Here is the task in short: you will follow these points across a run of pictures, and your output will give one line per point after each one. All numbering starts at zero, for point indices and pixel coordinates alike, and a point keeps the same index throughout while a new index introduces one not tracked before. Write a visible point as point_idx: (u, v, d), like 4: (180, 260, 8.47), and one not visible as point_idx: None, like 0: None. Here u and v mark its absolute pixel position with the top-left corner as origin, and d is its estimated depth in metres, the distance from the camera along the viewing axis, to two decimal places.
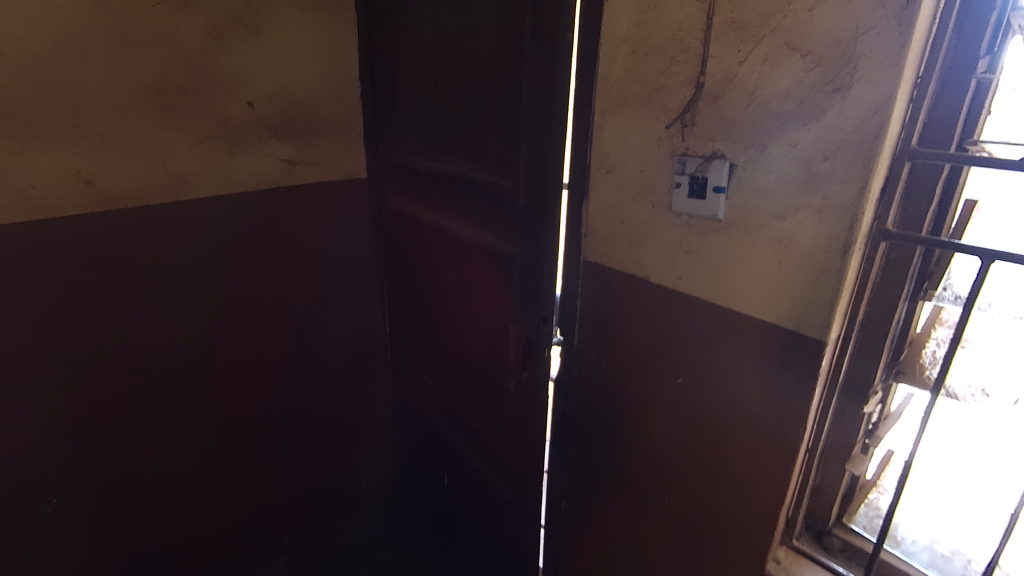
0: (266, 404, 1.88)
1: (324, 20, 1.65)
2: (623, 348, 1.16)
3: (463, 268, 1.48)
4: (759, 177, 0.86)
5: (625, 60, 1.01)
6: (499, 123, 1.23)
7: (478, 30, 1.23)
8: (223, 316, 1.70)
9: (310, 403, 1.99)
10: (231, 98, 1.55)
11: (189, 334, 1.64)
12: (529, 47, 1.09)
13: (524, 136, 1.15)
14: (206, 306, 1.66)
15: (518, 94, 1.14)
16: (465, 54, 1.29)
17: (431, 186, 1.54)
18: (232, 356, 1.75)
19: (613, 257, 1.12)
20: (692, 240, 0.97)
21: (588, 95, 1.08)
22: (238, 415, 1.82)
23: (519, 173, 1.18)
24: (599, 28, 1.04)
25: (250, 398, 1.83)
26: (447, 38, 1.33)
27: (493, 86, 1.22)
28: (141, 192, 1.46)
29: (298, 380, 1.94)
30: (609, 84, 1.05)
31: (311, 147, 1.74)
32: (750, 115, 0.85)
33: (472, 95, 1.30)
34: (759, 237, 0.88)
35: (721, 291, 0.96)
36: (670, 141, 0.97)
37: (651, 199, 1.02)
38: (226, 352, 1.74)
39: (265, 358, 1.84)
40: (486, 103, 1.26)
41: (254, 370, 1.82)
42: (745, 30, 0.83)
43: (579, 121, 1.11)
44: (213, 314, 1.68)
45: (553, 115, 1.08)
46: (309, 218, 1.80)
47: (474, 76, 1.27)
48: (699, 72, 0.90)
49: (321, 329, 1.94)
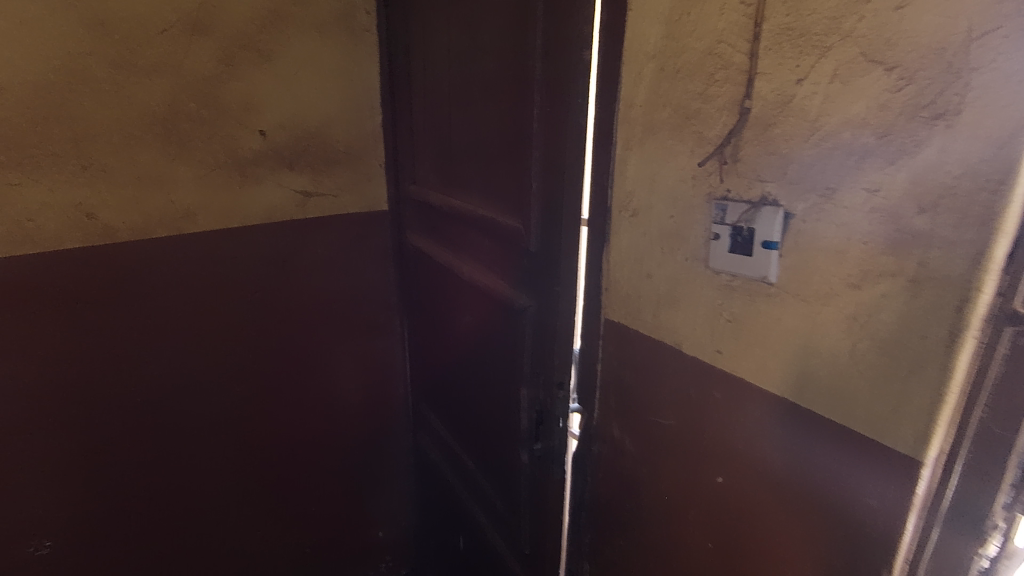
0: (274, 448, 1.76)
1: (342, 45, 1.56)
2: (651, 428, 0.94)
3: (475, 316, 1.31)
4: (825, 232, 0.64)
5: (652, 80, 0.81)
6: (509, 154, 1.06)
7: (487, 50, 1.08)
8: (228, 355, 1.60)
9: (323, 448, 1.86)
10: (241, 128, 1.47)
11: (193, 374, 1.55)
12: (539, 67, 0.93)
13: (536, 170, 0.98)
14: (211, 345, 1.57)
15: (529, 122, 0.97)
16: (475, 77, 1.13)
17: (445, 221, 1.38)
18: (238, 397, 1.65)
19: (638, 319, 0.92)
20: (734, 307, 0.76)
21: (608, 123, 0.89)
22: (244, 460, 1.71)
23: (531, 212, 1.01)
24: (621, 42, 0.85)
25: (257, 442, 1.72)
26: (458, 60, 1.19)
27: (502, 112, 1.06)
28: (143, 225, 1.39)
29: (310, 422, 1.81)
30: (633, 110, 0.85)
31: (327, 178, 1.64)
32: (813, 150, 0.64)
33: (481, 123, 1.14)
34: (825, 310, 0.66)
35: (772, 375, 0.73)
36: (707, 180, 0.76)
37: (684, 251, 0.81)
38: (233, 392, 1.64)
39: (274, 400, 1.72)
40: (495, 132, 1.09)
41: (262, 412, 1.71)
42: (805, 39, 0.63)
43: (599, 153, 0.92)
44: (218, 352, 1.59)
45: (567, 145, 0.90)
46: (323, 251, 1.69)
47: (484, 101, 1.11)
48: (743, 93, 0.69)
49: (335, 369, 1.81)
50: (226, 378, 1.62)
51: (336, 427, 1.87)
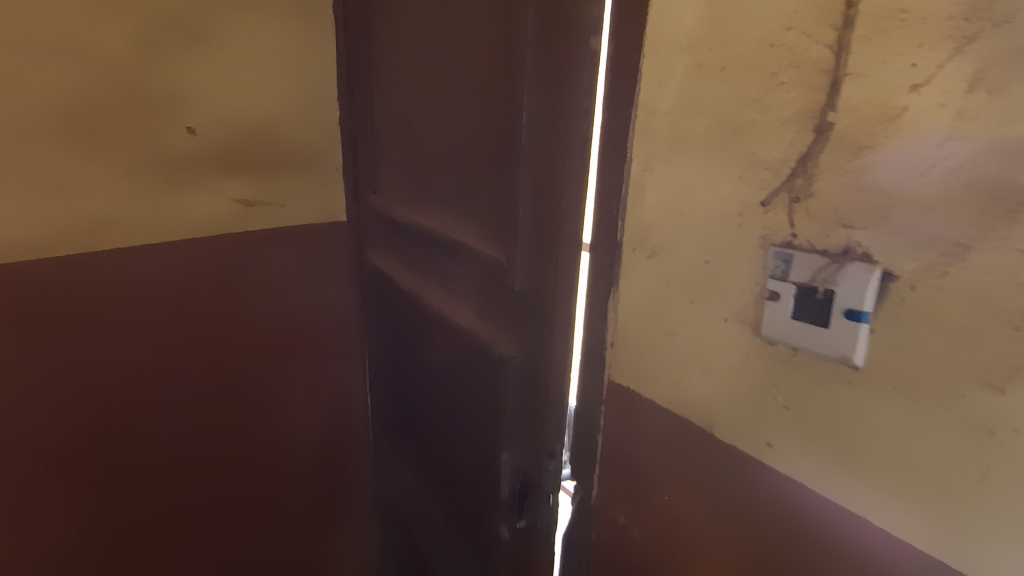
0: (217, 509, 1.44)
1: (293, 26, 1.30)
2: (667, 523, 0.74)
3: (445, 358, 1.08)
4: (949, 306, 0.45)
5: (685, 79, 0.60)
6: (488, 167, 0.84)
7: (463, 33, 0.85)
8: (169, 394, 1.30)
9: (276, 503, 1.55)
10: (163, 122, 1.18)
11: (125, 419, 1.25)
12: (533, 58, 0.71)
13: (524, 191, 0.76)
14: (149, 382, 1.26)
15: (518, 129, 0.75)
16: (448, 67, 0.90)
17: (410, 242, 1.15)
18: (183, 445, 1.35)
19: (656, 387, 0.71)
20: (794, 388, 0.56)
21: (621, 133, 0.68)
22: (193, 517, 1.41)
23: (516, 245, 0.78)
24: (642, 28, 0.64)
25: (195, 504, 1.40)
26: (428, 46, 0.95)
27: (481, 114, 0.83)
28: (33, 244, 1.08)
29: (262, 475, 1.50)
30: (655, 120, 0.64)
31: (272, 185, 1.35)
32: (933, 188, 0.44)
33: (455, 126, 0.91)
34: (941, 413, 0.47)
35: (849, 487, 0.54)
36: (760, 219, 0.56)
37: (723, 308, 0.61)
38: (162, 446, 1.31)
39: (229, 444, 1.42)
40: (470, 139, 0.87)
41: (215, 459, 1.40)
42: (928, 26, 0.42)
43: (606, 173, 0.71)
44: (156, 391, 1.28)
45: (567, 158, 0.71)
46: (272, 268, 1.39)
47: (458, 97, 0.88)
48: (824, 101, 0.49)
49: (300, 403, 1.52)
50: (166, 423, 1.31)
51: (292, 476, 1.56)
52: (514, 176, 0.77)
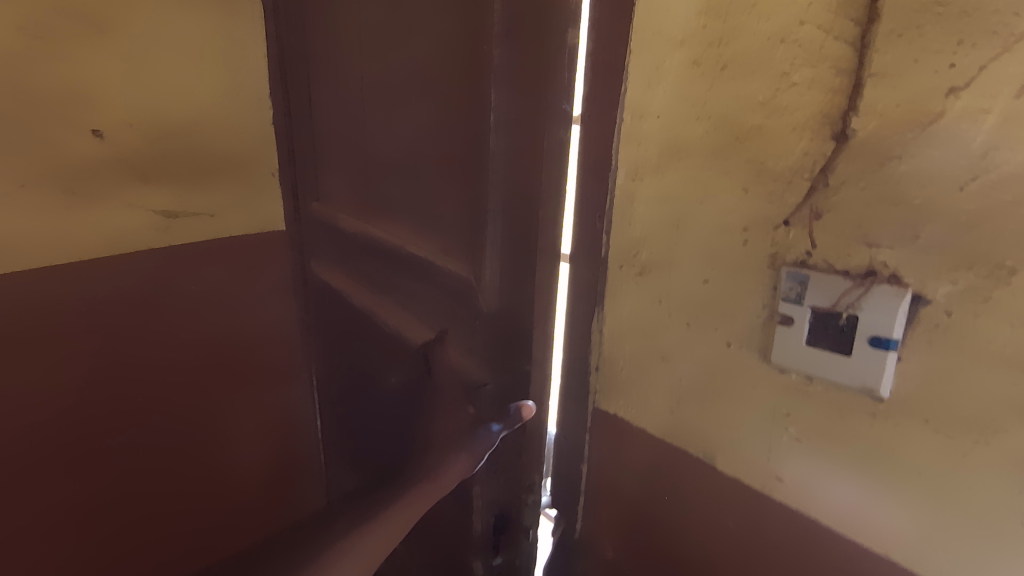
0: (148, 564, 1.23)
1: (214, 15, 1.15)
2: (662, 561, 0.68)
3: (405, 384, 0.98)
4: (992, 333, 0.40)
5: (681, 80, 0.54)
6: (451, 177, 0.75)
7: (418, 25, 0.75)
8: (97, 430, 1.10)
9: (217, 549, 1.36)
10: (62, 123, 1.00)
11: (42, 467, 1.04)
12: (503, 53, 0.63)
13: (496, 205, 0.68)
14: (73, 420, 1.06)
15: (488, 133, 0.66)
16: (399, 63, 0.80)
17: (361, 255, 1.05)
18: (113, 487, 1.14)
19: (648, 414, 0.65)
20: (808, 421, 0.51)
21: (605, 140, 0.62)
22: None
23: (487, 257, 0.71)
24: (627, 23, 0.58)
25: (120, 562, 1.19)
26: (376, 38, 0.85)
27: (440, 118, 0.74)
28: None
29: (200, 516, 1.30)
30: (646, 125, 0.58)
31: (196, 193, 1.20)
32: (974, 203, 0.39)
33: (410, 131, 0.81)
34: (978, 449, 0.42)
35: (870, 527, 0.49)
36: (769, 235, 0.50)
37: (727, 332, 0.55)
38: (78, 497, 1.10)
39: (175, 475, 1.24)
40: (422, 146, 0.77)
41: (160, 495, 1.22)
42: (969, 21, 0.38)
43: (590, 183, 0.65)
44: (80, 429, 1.08)
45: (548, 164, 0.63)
46: (201, 287, 1.22)
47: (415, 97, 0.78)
48: (844, 105, 0.44)
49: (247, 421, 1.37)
50: (97, 464, 1.11)
51: (234, 514, 1.38)
52: (485, 185, 0.69)
